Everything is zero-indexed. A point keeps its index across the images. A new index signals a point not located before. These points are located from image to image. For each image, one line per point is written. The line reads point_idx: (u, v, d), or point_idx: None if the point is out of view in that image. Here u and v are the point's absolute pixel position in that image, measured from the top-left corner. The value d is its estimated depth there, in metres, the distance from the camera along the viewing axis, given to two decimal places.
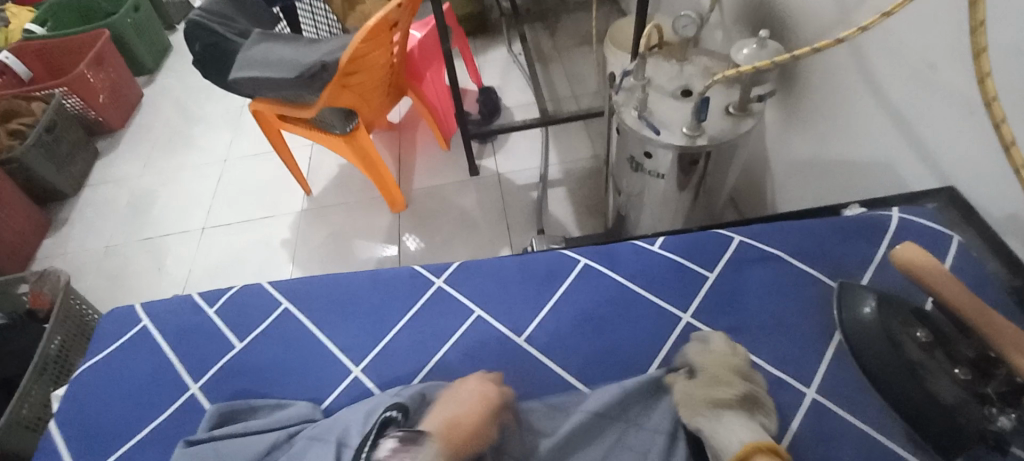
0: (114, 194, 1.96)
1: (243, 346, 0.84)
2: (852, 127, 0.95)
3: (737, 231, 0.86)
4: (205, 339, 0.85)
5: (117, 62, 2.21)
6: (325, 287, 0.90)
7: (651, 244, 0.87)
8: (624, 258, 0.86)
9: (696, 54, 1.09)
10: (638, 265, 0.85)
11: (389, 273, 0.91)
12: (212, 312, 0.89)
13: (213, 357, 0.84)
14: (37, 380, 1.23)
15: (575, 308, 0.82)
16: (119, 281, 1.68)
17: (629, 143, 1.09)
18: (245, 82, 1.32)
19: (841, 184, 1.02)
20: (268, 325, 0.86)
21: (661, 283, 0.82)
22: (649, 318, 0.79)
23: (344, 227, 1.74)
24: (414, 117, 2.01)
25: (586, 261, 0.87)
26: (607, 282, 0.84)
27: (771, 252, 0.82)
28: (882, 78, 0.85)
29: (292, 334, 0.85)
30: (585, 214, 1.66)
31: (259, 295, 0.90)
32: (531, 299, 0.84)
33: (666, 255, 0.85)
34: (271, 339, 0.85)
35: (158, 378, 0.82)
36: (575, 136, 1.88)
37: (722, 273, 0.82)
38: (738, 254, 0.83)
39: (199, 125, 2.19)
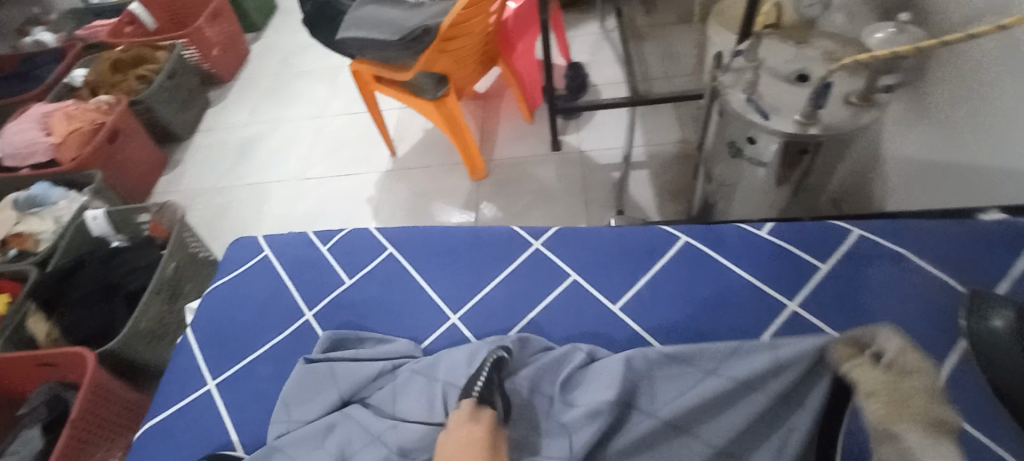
0: (222, 140, 2.13)
1: (352, 282, 0.93)
2: (992, 127, 0.86)
3: (858, 224, 0.84)
4: (317, 273, 0.94)
5: (230, 18, 2.36)
6: (426, 239, 0.96)
7: (759, 229, 0.87)
8: (729, 241, 0.87)
9: (817, 37, 1.02)
10: (743, 249, 0.85)
11: (487, 231, 0.96)
12: (324, 249, 0.98)
13: (326, 290, 0.92)
14: (155, 297, 1.38)
15: (672, 280, 0.84)
16: (223, 220, 1.84)
17: (731, 126, 1.05)
18: (351, 41, 1.38)
19: (969, 190, 0.92)
20: (376, 265, 0.94)
21: (763, 267, 0.83)
22: (751, 302, 0.80)
23: (426, 189, 1.80)
24: (500, 87, 2.02)
25: (689, 239, 0.88)
26: (706, 260, 0.86)
27: (895, 249, 0.80)
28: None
29: (395, 277, 0.92)
30: (667, 198, 1.62)
31: (366, 239, 0.98)
32: (625, 270, 0.87)
33: (773, 241, 0.85)
34: (374, 280, 0.92)
35: (278, 304, 0.92)
36: (664, 117, 1.83)
37: (837, 265, 0.81)
38: (857, 248, 0.81)
39: (299, 82, 2.31)
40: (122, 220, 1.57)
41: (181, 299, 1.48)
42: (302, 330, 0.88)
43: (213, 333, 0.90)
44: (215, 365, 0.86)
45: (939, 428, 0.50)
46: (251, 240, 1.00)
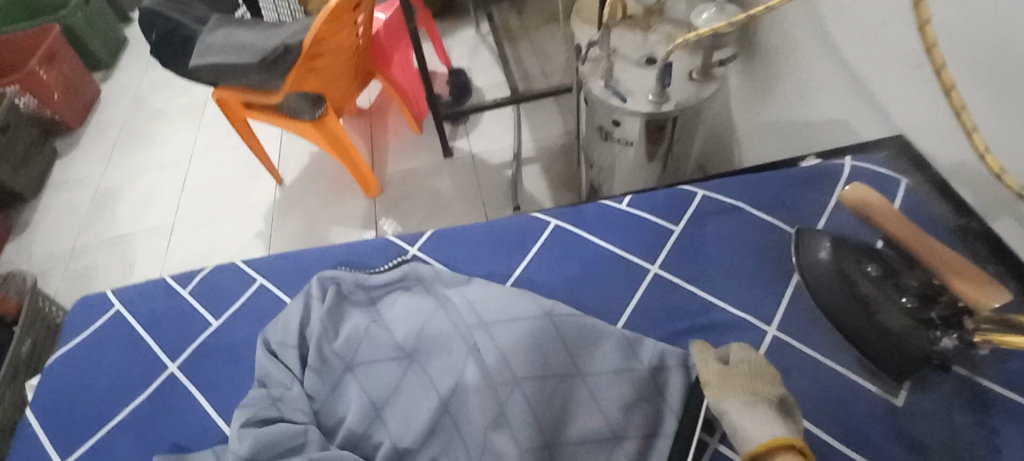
0: (79, 194, 1.92)
1: (220, 324, 0.81)
2: (808, 87, 0.98)
3: (700, 186, 0.90)
4: (173, 320, 0.82)
5: (72, 57, 2.11)
6: (297, 263, 0.87)
7: (618, 203, 0.90)
8: (592, 218, 0.88)
9: (659, 23, 1.11)
10: (605, 222, 0.87)
11: (363, 244, 0.89)
12: (185, 293, 0.85)
13: (189, 337, 0.80)
14: (11, 383, 1.22)
15: (549, 263, 0.84)
16: (91, 281, 1.66)
17: (597, 113, 1.11)
18: (206, 70, 1.30)
19: (802, 144, 1.05)
20: (244, 301, 0.83)
21: (627, 238, 0.85)
22: (620, 269, 0.82)
23: (320, 213, 1.73)
24: (384, 101, 1.99)
25: (558, 221, 0.88)
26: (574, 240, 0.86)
27: (733, 204, 0.86)
28: (834, 38, 0.88)
29: (266, 312, 0.81)
30: (560, 188, 1.68)
31: (232, 273, 0.86)
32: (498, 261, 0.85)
33: (632, 211, 0.88)
34: (244, 317, 0.81)
35: (132, 363, 0.79)
36: (546, 112, 1.90)
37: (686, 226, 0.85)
38: (702, 207, 0.86)
39: (161, 120, 2.13)
40: None
41: None
42: (167, 389, 0.76)
43: (57, 409, 0.75)
44: (63, 443, 0.72)
45: (758, 397, 0.60)
46: (101, 300, 0.85)
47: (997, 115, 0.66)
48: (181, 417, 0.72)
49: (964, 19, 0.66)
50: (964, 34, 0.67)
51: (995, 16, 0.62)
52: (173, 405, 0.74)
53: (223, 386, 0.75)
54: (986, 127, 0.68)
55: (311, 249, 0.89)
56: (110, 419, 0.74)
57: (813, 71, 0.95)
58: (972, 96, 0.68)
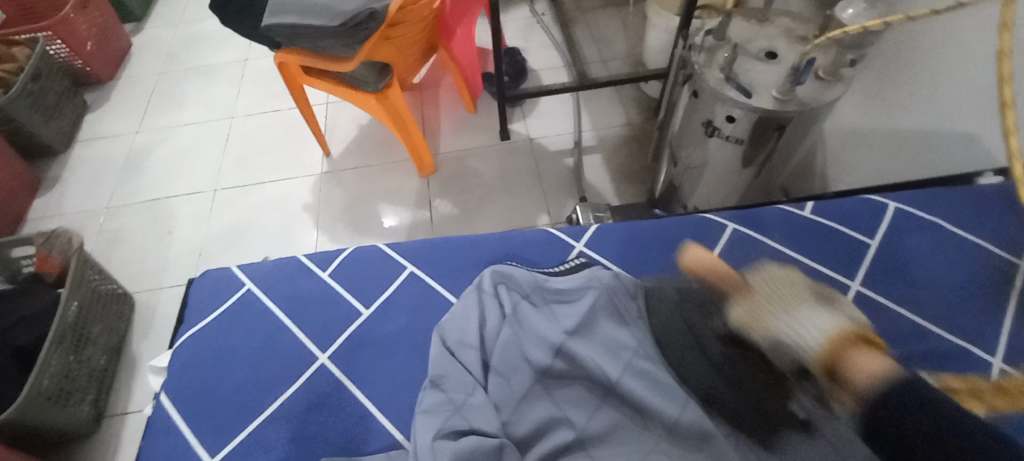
0: (112, 151, 1.83)
1: (370, 314, 0.85)
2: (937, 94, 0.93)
3: (889, 197, 0.92)
4: (319, 306, 0.86)
5: (104, 6, 2.01)
6: (454, 253, 0.91)
7: (800, 210, 0.94)
8: (771, 223, 0.92)
9: (776, 14, 1.05)
10: (787, 230, 0.91)
11: (524, 235, 0.94)
12: (324, 277, 0.90)
13: (338, 327, 0.83)
14: (57, 348, 1.15)
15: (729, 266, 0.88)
16: (129, 243, 1.59)
17: (705, 106, 1.05)
18: (278, 29, 1.21)
19: (912, 156, 1.02)
20: (393, 292, 0.87)
21: (814, 248, 0.89)
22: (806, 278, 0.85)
23: (370, 189, 1.66)
24: (437, 76, 1.91)
25: (735, 226, 0.93)
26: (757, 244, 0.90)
27: (928, 218, 0.88)
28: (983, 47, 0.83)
29: (421, 303, 0.85)
30: (622, 181, 1.62)
31: (377, 262, 0.90)
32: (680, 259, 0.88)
33: (816, 221, 0.92)
34: (395, 309, 0.85)
35: (278, 352, 0.81)
36: (608, 100, 1.83)
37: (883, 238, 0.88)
38: (895, 220, 0.89)
39: (198, 79, 2.04)
40: None
41: (88, 347, 1.26)
42: (316, 379, 0.78)
43: (204, 396, 0.78)
44: (212, 436, 0.74)
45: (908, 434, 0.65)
46: (232, 280, 0.89)
47: None
48: (340, 411, 0.75)
49: None
50: None
51: None
52: (331, 396, 0.76)
53: (376, 381, 0.78)
54: None
55: (463, 240, 0.93)
56: (260, 410, 0.76)
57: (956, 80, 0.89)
58: None
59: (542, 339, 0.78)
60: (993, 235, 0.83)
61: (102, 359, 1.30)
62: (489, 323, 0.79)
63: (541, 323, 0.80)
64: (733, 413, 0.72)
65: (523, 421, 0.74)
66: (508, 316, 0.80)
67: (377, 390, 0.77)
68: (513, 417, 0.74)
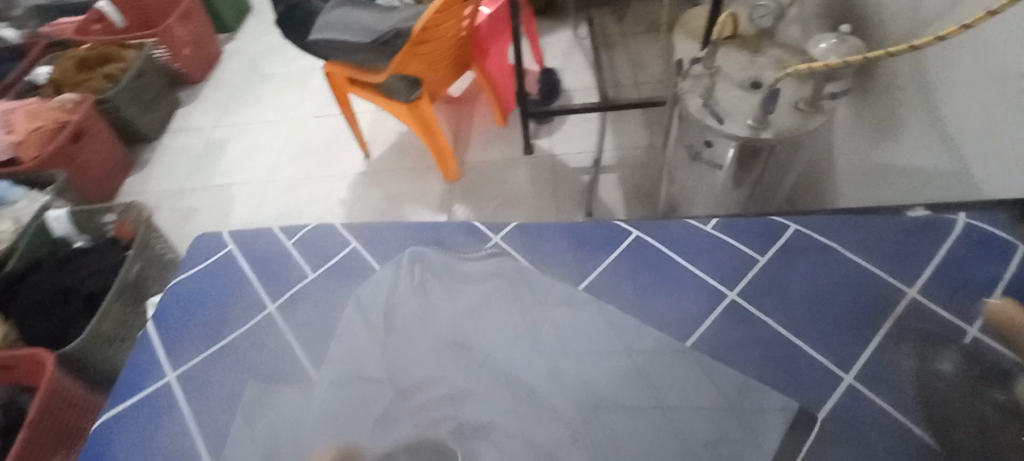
0: (193, 141, 2.12)
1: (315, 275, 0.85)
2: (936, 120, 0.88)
3: (792, 219, 0.80)
4: (277, 266, 0.86)
5: (202, 18, 2.34)
6: (381, 232, 0.88)
7: (704, 223, 0.81)
8: (675, 236, 0.80)
9: (769, 46, 1.08)
10: (687, 244, 0.79)
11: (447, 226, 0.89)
12: (288, 244, 0.90)
13: (287, 283, 0.84)
14: (118, 300, 1.37)
15: (625, 271, 0.78)
16: (193, 221, 1.84)
17: (690, 131, 1.09)
18: (322, 43, 1.40)
19: (902, 188, 1.00)
20: (338, 258, 0.86)
21: (713, 263, 0.77)
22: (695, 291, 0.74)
23: (400, 190, 1.82)
24: (475, 92, 2.05)
25: (638, 233, 0.81)
26: (656, 254, 0.79)
27: (825, 241, 0.76)
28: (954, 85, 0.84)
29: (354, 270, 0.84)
30: (635, 200, 1.67)
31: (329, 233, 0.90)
32: (574, 263, 0.80)
33: (717, 235, 0.79)
34: (335, 273, 0.84)
35: (237, 300, 0.83)
36: (632, 123, 1.88)
37: (774, 258, 0.76)
38: (793, 240, 0.77)
39: (271, 84, 2.31)
40: (85, 221, 1.55)
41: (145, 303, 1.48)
42: (263, 324, 0.80)
43: (172, 330, 0.80)
44: (172, 358, 0.77)
45: None
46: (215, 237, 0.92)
47: None
48: (277, 354, 0.76)
49: None
50: None
51: None
52: (271, 342, 0.78)
53: (312, 336, 0.78)
54: None
55: (388, 225, 0.90)
56: (207, 347, 0.78)
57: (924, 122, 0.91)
58: None
59: (440, 312, 0.79)
60: (896, 267, 0.73)
61: None
62: (397, 292, 0.81)
63: (445, 297, 0.80)
64: (617, 397, 0.68)
65: (407, 379, 0.73)
66: (415, 286, 0.82)
67: (309, 343, 0.77)
68: (396, 375, 0.74)
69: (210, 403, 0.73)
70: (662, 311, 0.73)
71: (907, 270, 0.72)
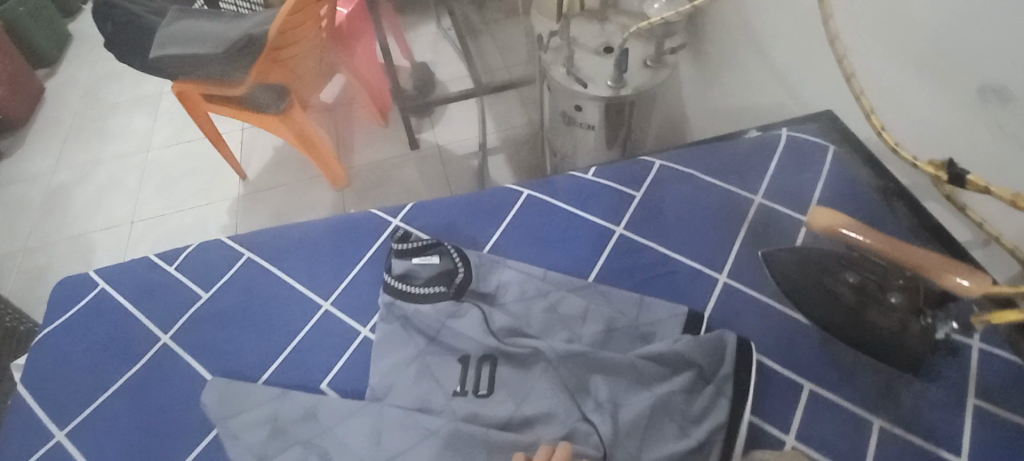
0: (26, 193, 1.84)
1: (196, 297, 0.83)
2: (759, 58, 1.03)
3: (656, 156, 0.93)
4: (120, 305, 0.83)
5: (13, 53, 2.02)
6: (289, 239, 0.88)
7: (585, 174, 0.91)
8: (562, 189, 0.90)
9: (614, 14, 1.19)
10: (574, 194, 0.89)
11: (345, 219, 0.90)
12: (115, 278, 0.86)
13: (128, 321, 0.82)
14: None
15: (525, 231, 0.86)
16: (44, 282, 1.61)
17: (560, 98, 1.17)
18: (167, 59, 1.29)
19: (738, 117, 1.15)
20: (228, 274, 0.85)
21: (595, 206, 0.88)
22: (588, 239, 0.84)
23: (286, 207, 1.72)
24: (347, 95, 1.98)
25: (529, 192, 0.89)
26: (548, 207, 0.88)
27: (686, 171, 0.90)
28: (761, 34, 0.99)
29: (257, 283, 0.83)
30: (525, 175, 1.74)
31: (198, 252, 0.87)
32: (482, 227, 0.87)
33: (599, 181, 0.90)
34: (229, 290, 0.83)
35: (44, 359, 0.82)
36: (508, 105, 1.95)
37: (646, 191, 0.88)
38: (659, 174, 0.89)
39: (112, 117, 2.06)
40: None
41: None
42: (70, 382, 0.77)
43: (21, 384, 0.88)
44: None
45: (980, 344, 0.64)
46: None
47: (908, 84, 0.77)
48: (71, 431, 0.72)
49: (880, 6, 0.77)
50: (873, 20, 0.78)
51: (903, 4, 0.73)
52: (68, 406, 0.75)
53: (146, 386, 0.75)
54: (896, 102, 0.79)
55: (278, 231, 0.89)
56: None
57: (742, 65, 1.07)
58: (887, 75, 0.79)
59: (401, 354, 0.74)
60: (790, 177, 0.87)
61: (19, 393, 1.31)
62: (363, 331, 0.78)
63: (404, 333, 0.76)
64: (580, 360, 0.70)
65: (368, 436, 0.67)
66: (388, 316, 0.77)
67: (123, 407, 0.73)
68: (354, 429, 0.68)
69: (112, 443, 0.71)
70: (560, 255, 0.84)
71: (796, 182, 0.85)
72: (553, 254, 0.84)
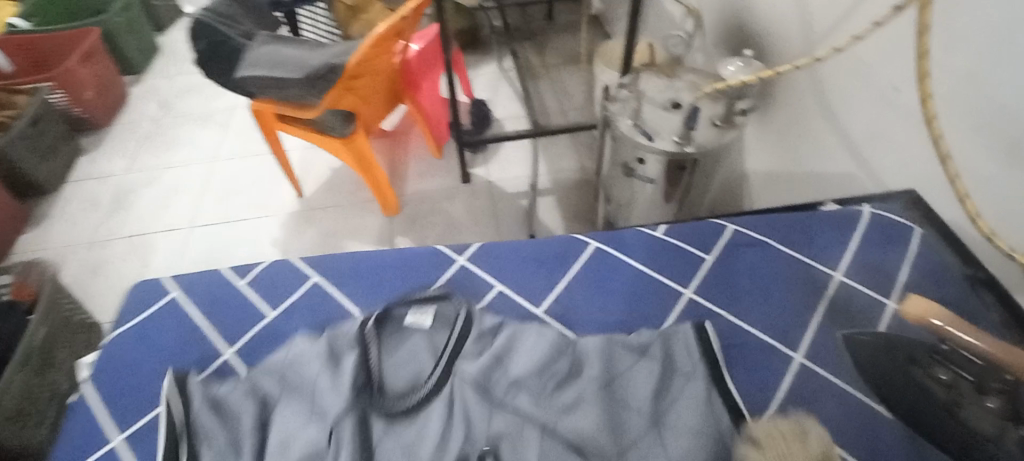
0: (100, 189, 1.95)
1: (276, 315, 0.87)
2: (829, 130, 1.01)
3: (731, 220, 0.95)
4: (224, 307, 0.87)
5: (105, 59, 2.19)
6: (367, 267, 0.92)
7: (656, 229, 0.95)
8: (635, 242, 0.93)
9: (684, 71, 1.19)
10: (648, 246, 0.92)
11: (416, 251, 0.95)
12: (242, 284, 0.91)
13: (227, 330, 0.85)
14: (20, 370, 1.21)
15: (592, 281, 0.88)
16: (104, 276, 1.68)
17: (622, 149, 1.17)
18: (250, 79, 1.37)
19: (802, 185, 1.12)
20: (300, 294, 0.89)
21: (669, 263, 0.90)
22: (662, 299, 0.86)
23: (337, 227, 1.76)
24: (407, 125, 2.06)
25: (598, 243, 0.93)
26: (619, 260, 0.91)
27: (761, 238, 0.91)
28: (839, 107, 0.97)
29: (324, 306, 0.88)
30: (572, 220, 1.74)
31: (284, 271, 0.92)
32: (549, 275, 0.89)
33: (670, 239, 0.93)
34: (298, 313, 0.87)
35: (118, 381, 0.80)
36: (562, 148, 1.97)
37: (720, 253, 0.90)
38: (734, 238, 0.91)
39: (187, 125, 2.19)
40: None
41: (52, 372, 1.31)
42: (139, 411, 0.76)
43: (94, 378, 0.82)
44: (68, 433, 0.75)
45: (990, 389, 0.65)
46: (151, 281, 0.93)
47: (1000, 175, 0.72)
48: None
49: (976, 91, 0.73)
50: (965, 106, 0.75)
51: (1001, 94, 0.70)
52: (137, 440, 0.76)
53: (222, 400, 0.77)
54: (985, 190, 0.75)
55: (349, 255, 0.94)
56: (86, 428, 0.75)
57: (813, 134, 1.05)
58: (975, 161, 0.75)
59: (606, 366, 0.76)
60: (866, 263, 0.85)
61: (64, 384, 1.34)
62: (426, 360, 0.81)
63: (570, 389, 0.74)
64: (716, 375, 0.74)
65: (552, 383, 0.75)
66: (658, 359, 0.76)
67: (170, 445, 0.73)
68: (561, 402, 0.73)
69: None
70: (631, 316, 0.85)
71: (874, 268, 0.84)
72: (628, 316, 0.84)
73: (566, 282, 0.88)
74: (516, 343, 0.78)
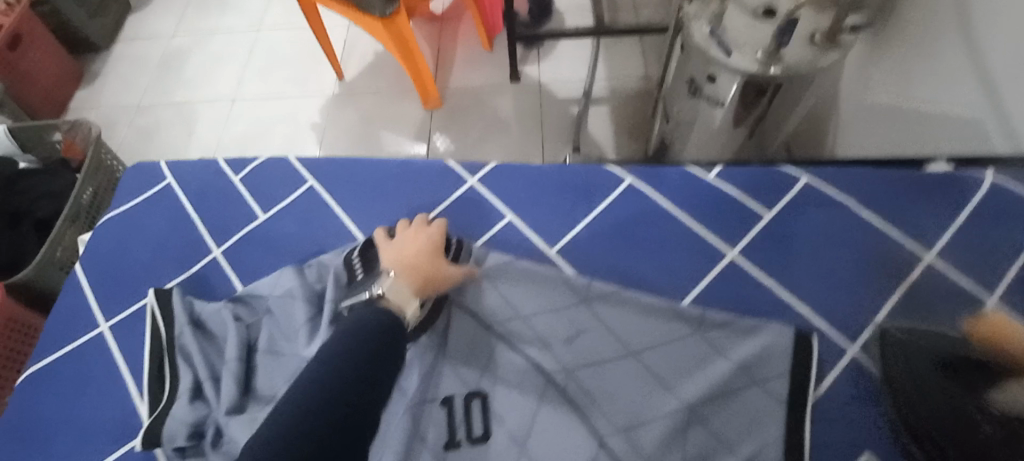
0: (149, 50, 1.92)
1: (266, 217, 0.89)
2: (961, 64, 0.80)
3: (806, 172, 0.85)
4: (225, 204, 0.91)
5: None
6: (371, 176, 0.91)
7: (707, 172, 0.86)
8: (673, 182, 0.86)
9: None
10: (686, 191, 0.85)
11: (419, 165, 0.92)
12: (236, 179, 0.94)
13: (235, 227, 0.89)
14: (70, 225, 1.25)
15: (613, 224, 0.84)
16: (153, 141, 1.70)
17: (693, 62, 1.00)
18: None
19: (907, 130, 0.93)
20: (294, 198, 0.90)
21: (707, 214, 0.83)
22: (689, 249, 0.81)
23: (376, 116, 1.69)
24: (459, 8, 1.87)
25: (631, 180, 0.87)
26: (648, 201, 0.85)
27: (836, 197, 0.83)
28: (979, 33, 0.75)
29: (320, 212, 0.88)
30: (625, 135, 1.58)
31: (283, 169, 0.93)
32: (566, 209, 0.86)
33: (717, 186, 0.85)
34: (291, 215, 0.88)
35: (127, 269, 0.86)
36: (627, 51, 1.75)
37: (781, 211, 0.83)
38: (802, 195, 0.83)
39: None
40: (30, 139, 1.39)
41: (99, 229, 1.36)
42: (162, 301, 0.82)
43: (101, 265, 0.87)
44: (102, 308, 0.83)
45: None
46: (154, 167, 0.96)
47: None
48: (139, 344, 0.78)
49: None
50: None
51: None
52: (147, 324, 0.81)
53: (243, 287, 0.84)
54: None
55: (356, 162, 0.92)
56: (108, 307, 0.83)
57: (937, 67, 0.84)
58: None
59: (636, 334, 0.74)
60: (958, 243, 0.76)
61: None
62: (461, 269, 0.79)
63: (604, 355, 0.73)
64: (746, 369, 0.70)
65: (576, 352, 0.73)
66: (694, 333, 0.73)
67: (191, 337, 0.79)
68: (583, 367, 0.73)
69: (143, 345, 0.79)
70: (644, 266, 0.81)
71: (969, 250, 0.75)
72: (646, 265, 0.80)
73: (587, 222, 0.84)
74: (529, 299, 0.76)
